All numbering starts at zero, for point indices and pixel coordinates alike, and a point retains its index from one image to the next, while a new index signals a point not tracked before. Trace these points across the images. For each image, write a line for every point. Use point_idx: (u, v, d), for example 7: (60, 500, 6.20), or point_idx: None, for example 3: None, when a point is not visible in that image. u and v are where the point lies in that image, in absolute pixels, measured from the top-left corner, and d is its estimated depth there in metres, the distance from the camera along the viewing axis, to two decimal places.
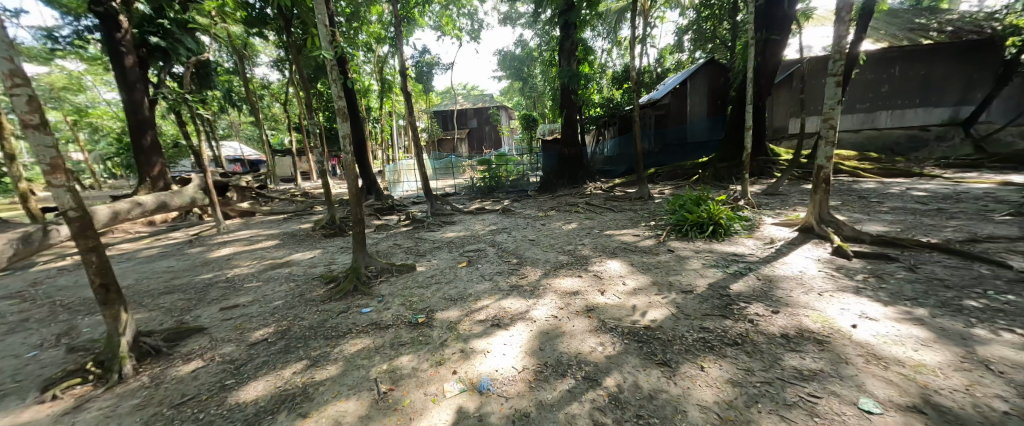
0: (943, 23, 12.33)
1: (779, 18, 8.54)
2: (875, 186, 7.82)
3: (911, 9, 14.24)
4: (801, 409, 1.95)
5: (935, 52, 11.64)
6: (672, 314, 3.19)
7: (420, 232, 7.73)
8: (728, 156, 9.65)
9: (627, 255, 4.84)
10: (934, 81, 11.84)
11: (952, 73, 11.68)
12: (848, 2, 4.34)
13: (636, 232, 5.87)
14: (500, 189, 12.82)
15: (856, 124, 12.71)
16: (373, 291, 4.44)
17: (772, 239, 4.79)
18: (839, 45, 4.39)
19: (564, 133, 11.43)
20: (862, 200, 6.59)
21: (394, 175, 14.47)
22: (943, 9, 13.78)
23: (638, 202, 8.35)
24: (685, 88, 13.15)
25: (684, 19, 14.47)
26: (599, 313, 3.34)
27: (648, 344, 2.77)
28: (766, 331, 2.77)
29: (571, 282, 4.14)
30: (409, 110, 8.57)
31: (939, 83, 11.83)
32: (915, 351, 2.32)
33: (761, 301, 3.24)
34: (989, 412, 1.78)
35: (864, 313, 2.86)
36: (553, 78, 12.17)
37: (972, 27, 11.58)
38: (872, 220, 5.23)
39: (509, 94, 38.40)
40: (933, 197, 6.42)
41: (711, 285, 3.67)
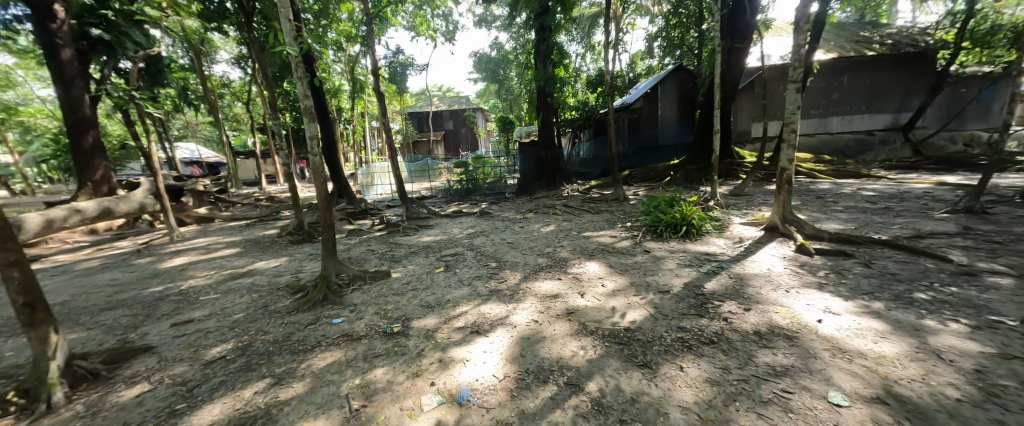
0: (883, 37, 13.48)
1: (741, 28, 8.98)
2: (830, 187, 8.37)
3: (855, 23, 15.51)
4: (777, 405, 1.99)
5: (877, 62, 12.66)
6: (651, 315, 3.22)
7: (396, 236, 7.48)
8: (698, 158, 10.05)
9: (605, 256, 4.87)
10: (876, 90, 12.88)
11: (890, 83, 12.79)
12: (805, 13, 4.61)
13: (614, 233, 5.95)
14: (477, 192, 12.67)
15: (812, 128, 13.30)
16: (345, 300, 4.22)
17: (741, 239, 4.99)
18: (798, 54, 4.65)
19: (541, 135, 11.47)
20: (819, 200, 7.02)
21: (367, 177, 13.98)
22: (883, 24, 15.09)
23: (614, 203, 8.51)
24: (656, 92, 13.58)
25: (653, 26, 14.96)
26: (580, 316, 3.33)
27: (628, 346, 2.78)
28: (740, 329, 2.85)
29: (550, 285, 4.11)
30: (382, 110, 8.27)
31: (881, 92, 12.91)
32: (875, 343, 2.46)
33: (733, 299, 3.34)
34: (944, 400, 1.90)
35: (828, 308, 3.01)
36: (529, 81, 12.21)
37: (908, 41, 12.72)
38: (829, 219, 5.58)
39: (485, 97, 38.34)
40: (880, 196, 6.96)
41: (686, 284, 3.76)
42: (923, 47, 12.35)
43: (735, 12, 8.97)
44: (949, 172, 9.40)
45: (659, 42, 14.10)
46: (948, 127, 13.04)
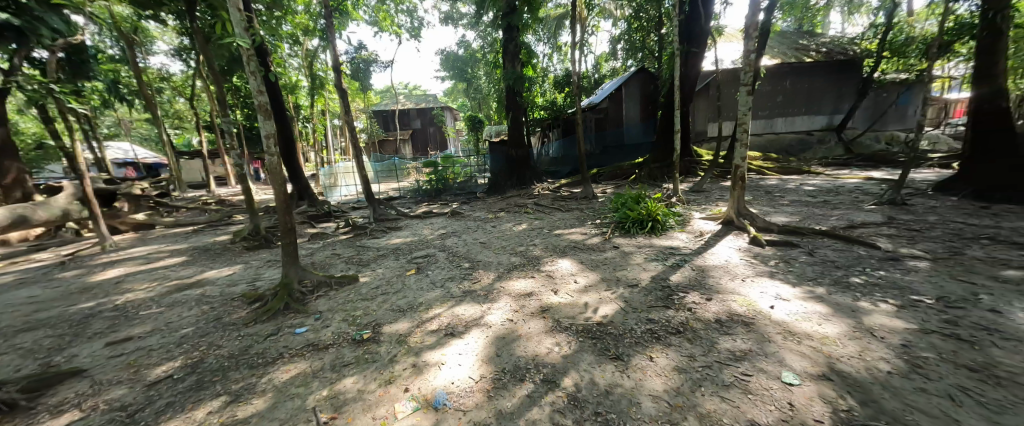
0: (819, 46, 14.83)
1: (697, 34, 9.51)
2: (777, 183, 9.09)
3: (795, 31, 16.92)
4: (738, 388, 2.14)
5: (813, 69, 13.91)
6: (622, 309, 3.33)
7: (363, 239, 7.18)
8: (661, 157, 10.53)
9: (576, 253, 4.98)
10: (813, 94, 14.16)
11: (824, 87, 14.11)
12: (754, 21, 4.95)
13: (584, 230, 6.09)
14: (448, 192, 12.48)
15: (759, 128, 14.39)
16: (309, 308, 3.99)
17: (701, 233, 5.29)
18: (749, 59, 4.99)
19: (511, 134, 11.48)
20: (768, 195, 7.61)
21: (330, 178, 13.31)
22: (818, 33, 16.60)
23: (583, 201, 8.72)
24: (620, 92, 14.03)
25: (617, 29, 15.46)
26: (554, 313, 3.38)
27: (601, 340, 2.86)
28: (703, 318, 3.02)
29: (524, 284, 4.13)
30: (345, 108, 7.89)
31: (817, 96, 14.22)
32: (820, 325, 2.71)
33: (697, 290, 3.54)
34: (877, 373, 2.13)
35: (779, 294, 3.27)
36: (497, 80, 12.18)
37: (839, 50, 14.08)
38: (777, 212, 6.06)
39: (453, 95, 37.80)
40: (819, 191, 7.66)
41: (653, 277, 3.93)
42: (851, 55, 13.72)
43: (691, 18, 9.50)
44: (874, 168, 10.54)
45: (622, 44, 14.60)
46: (872, 130, 14.63)
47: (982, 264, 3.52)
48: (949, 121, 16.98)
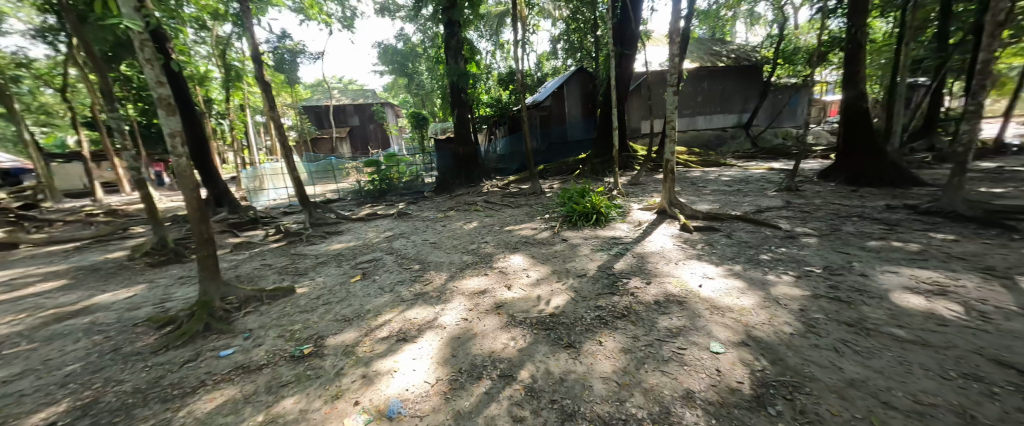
0: (729, 52, 16.80)
1: (629, 37, 10.20)
2: (701, 175, 10.17)
3: (710, 39, 18.95)
4: (675, 362, 2.37)
5: (725, 73, 15.73)
6: (572, 299, 3.48)
7: (298, 247, 6.57)
8: (602, 152, 11.15)
9: (528, 248, 5.09)
10: (725, 95, 16.03)
11: (734, 89, 16.04)
12: (676, 28, 5.44)
13: (533, 225, 6.24)
14: (393, 192, 11.91)
15: (684, 125, 15.92)
16: (236, 326, 3.55)
17: (640, 222, 5.73)
18: (673, 62, 5.49)
19: (457, 132, 11.30)
20: (694, 186, 8.47)
21: (255, 181, 11.94)
22: (728, 42, 18.78)
23: (532, 197, 8.92)
24: (562, 90, 14.54)
25: (556, 29, 15.97)
26: (508, 308, 3.42)
27: (554, 330, 2.96)
28: (644, 301, 3.28)
29: (477, 281, 4.11)
30: (269, 103, 7.11)
31: (728, 97, 16.16)
32: (738, 298, 3.11)
33: (638, 275, 3.83)
34: (782, 335, 2.52)
35: (706, 274, 3.68)
36: (441, 76, 11.89)
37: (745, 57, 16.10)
38: (701, 201, 6.78)
39: (393, 91, 36.03)
40: (734, 180, 8.73)
41: (600, 267, 4.16)
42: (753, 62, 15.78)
43: (623, 22, 10.11)
44: (775, 160, 12.31)
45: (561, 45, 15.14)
46: (770, 127, 17.09)
47: (853, 237, 4.31)
48: (826, 120, 20.38)
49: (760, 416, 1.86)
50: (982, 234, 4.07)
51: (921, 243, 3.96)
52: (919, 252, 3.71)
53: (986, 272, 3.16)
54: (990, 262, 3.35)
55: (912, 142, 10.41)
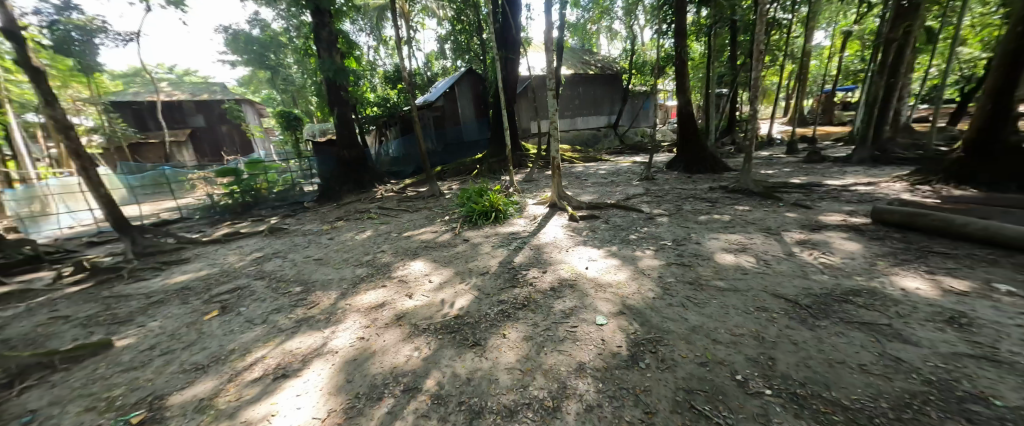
0: (597, 62, 19.33)
1: (511, 42, 10.77)
2: (583, 169, 11.47)
3: (581, 49, 21.48)
4: (569, 339, 2.63)
5: (595, 80, 18.06)
6: (476, 297, 3.52)
7: (117, 287, 4.95)
8: (497, 152, 11.58)
9: (428, 252, 4.92)
10: (597, 99, 18.43)
11: (603, 94, 18.58)
12: (550, 37, 5.99)
13: (434, 229, 6.07)
14: (262, 206, 10.10)
15: (566, 126, 17.68)
16: (4, 412, 2.48)
17: (534, 217, 6.15)
18: (550, 69, 6.02)
19: (339, 133, 10.18)
20: (578, 179, 9.50)
21: (31, 203, 8.65)
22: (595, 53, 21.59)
23: (431, 199, 8.68)
24: (454, 92, 14.50)
25: (442, 29, 15.80)
26: (410, 317, 3.25)
27: (459, 332, 2.94)
28: (541, 288, 3.55)
29: (374, 295, 3.78)
30: (44, 96, 5.16)
31: (599, 101, 18.61)
32: (616, 274, 3.63)
33: (535, 266, 4.11)
34: (648, 301, 3.04)
35: (590, 257, 4.17)
36: (313, 71, 10.52)
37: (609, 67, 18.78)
38: (584, 193, 7.66)
39: (252, 87, 30.31)
40: (609, 173, 10.12)
41: (501, 262, 4.32)
42: (615, 72, 18.53)
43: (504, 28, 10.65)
44: (637, 154, 14.76)
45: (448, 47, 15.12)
46: (632, 127, 20.35)
47: (690, 214, 5.47)
48: (670, 121, 25.38)
49: (635, 372, 2.21)
50: (763, 204, 5.66)
51: (731, 214, 5.28)
52: (731, 221, 4.94)
53: (766, 231, 4.41)
54: (768, 224, 4.70)
55: (722, 138, 13.75)
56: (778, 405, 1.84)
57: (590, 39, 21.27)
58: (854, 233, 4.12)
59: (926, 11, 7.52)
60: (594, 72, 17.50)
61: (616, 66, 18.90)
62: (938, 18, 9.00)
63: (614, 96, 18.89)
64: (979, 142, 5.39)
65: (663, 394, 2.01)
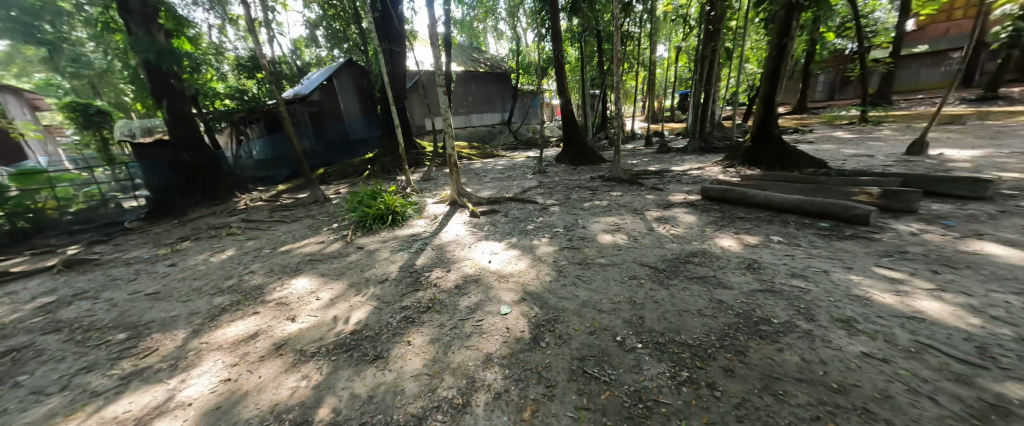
0: (486, 60, 19.81)
1: (394, 33, 10.19)
2: (481, 166, 11.69)
3: (470, 47, 21.69)
4: (475, 333, 2.67)
5: (486, 77, 18.52)
6: (375, 308, 3.24)
7: None
8: (389, 151, 10.92)
9: (315, 266, 4.33)
10: (489, 96, 18.97)
11: (495, 92, 19.22)
12: (434, 33, 5.86)
13: (319, 239, 5.35)
14: (45, 235, 7.15)
15: (461, 123, 17.68)
16: None
17: (435, 216, 6.00)
18: (438, 64, 5.90)
19: (172, 131, 8.17)
20: (477, 176, 9.64)
21: None
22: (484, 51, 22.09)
23: (313, 206, 7.65)
24: (333, 85, 13.16)
25: (311, 13, 13.88)
26: (294, 344, 2.79)
27: (357, 348, 2.67)
28: (446, 288, 3.50)
29: (242, 325, 3.12)
30: None
31: (492, 99, 19.19)
32: (516, 264, 3.84)
33: (438, 266, 4.03)
34: (546, 286, 3.29)
35: (493, 250, 4.30)
36: (122, 52, 8.07)
37: (498, 66, 19.48)
38: (483, 188, 7.82)
39: None
40: (506, 168, 10.57)
41: (401, 267, 4.09)
42: (504, 70, 19.35)
43: (385, 17, 9.90)
44: (530, 149, 15.80)
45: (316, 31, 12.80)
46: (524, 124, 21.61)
47: (577, 202, 6.13)
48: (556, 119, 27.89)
49: (537, 352, 2.39)
50: (631, 189, 6.72)
51: (608, 200, 6.12)
52: (608, 206, 5.72)
53: (634, 212, 5.25)
54: (635, 206, 5.60)
55: (598, 133, 15.76)
56: (647, 354, 2.24)
57: (477, 36, 21.57)
58: (692, 207, 5.26)
59: (723, 35, 9.96)
60: (484, 70, 17.92)
61: (505, 66, 19.74)
62: (730, 41, 12.03)
63: (505, 94, 19.78)
64: (758, 135, 7.42)
65: (562, 367, 2.22)
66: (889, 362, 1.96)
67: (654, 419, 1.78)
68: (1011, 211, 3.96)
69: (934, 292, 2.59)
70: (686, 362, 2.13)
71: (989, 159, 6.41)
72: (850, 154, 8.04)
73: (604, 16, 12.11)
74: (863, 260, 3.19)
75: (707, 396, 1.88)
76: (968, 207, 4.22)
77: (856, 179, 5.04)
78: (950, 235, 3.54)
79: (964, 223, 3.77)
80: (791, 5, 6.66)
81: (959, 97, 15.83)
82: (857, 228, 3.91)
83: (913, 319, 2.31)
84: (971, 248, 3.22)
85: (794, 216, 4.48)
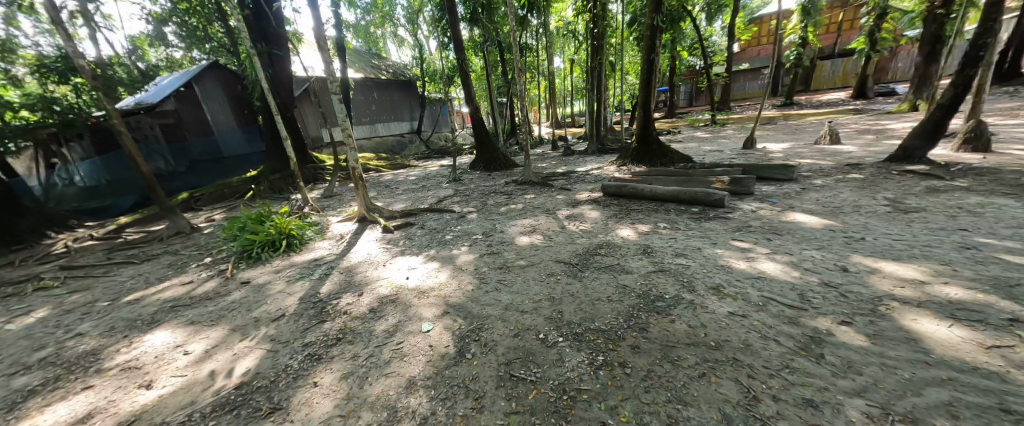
0: (387, 66, 18.85)
1: (273, 34, 8.95)
2: (392, 177, 11.03)
3: (366, 51, 20.33)
4: (395, 359, 2.45)
5: (389, 84, 17.62)
6: (269, 352, 2.71)
7: None
8: (278, 167, 9.59)
9: (180, 314, 3.49)
10: (393, 104, 18.09)
11: (399, 100, 18.44)
12: (322, 35, 5.30)
13: (186, 280, 4.34)
14: None
15: (367, 133, 16.48)
16: None
17: (341, 236, 5.43)
18: (330, 70, 5.33)
19: None
20: (388, 188, 9.06)
21: None
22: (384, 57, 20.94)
23: (176, 239, 6.22)
24: (193, 93, 11.04)
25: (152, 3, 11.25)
26: (152, 416, 2.15)
27: (245, 403, 2.18)
28: (358, 314, 3.14)
29: (63, 408, 2.30)
30: None
31: (397, 107, 18.36)
32: (436, 276, 3.72)
33: (347, 292, 3.61)
34: (470, 296, 3.24)
35: (410, 266, 4.07)
36: None
37: (401, 73, 18.70)
38: (395, 201, 7.38)
39: None
40: (419, 178, 10.18)
41: (302, 298, 3.55)
42: (407, 78, 18.66)
43: (258, 15, 8.64)
44: (443, 158, 15.57)
45: (164, 27, 10.43)
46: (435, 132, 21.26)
47: (493, 207, 6.22)
48: (466, 127, 28.07)
49: (464, 365, 2.31)
50: (543, 191, 7.13)
51: (522, 203, 6.34)
52: (523, 209, 5.93)
53: (547, 212, 5.55)
54: (548, 207, 5.91)
55: (509, 139, 16.32)
56: (567, 347, 2.35)
57: (374, 41, 20.40)
58: (596, 204, 5.77)
59: (606, 50, 11.27)
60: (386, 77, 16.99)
61: (408, 73, 19.06)
62: (612, 56, 13.74)
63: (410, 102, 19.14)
64: (641, 136, 8.56)
65: (489, 375, 2.19)
66: (747, 317, 2.43)
67: (578, 407, 1.87)
68: (808, 188, 5.34)
69: (770, 255, 3.32)
70: (601, 347, 2.31)
71: (791, 150, 8.58)
72: (708, 150, 9.89)
73: (502, 27, 12.65)
74: (724, 236, 3.92)
75: (620, 374, 2.06)
76: (784, 187, 5.55)
77: (714, 171, 6.21)
78: (775, 209, 4.61)
79: (783, 199, 4.95)
80: (654, 27, 7.89)
81: (770, 104, 20.89)
82: (717, 210, 4.80)
83: (758, 279, 2.92)
84: (788, 218, 4.24)
85: (673, 204, 5.29)
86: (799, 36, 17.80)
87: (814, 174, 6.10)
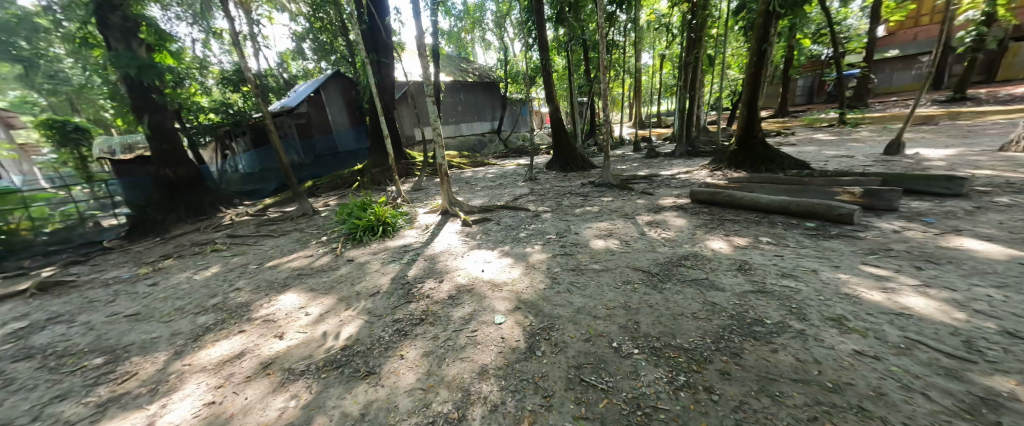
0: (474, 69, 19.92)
1: (382, 45, 10.18)
2: (472, 174, 11.67)
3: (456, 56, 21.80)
4: (470, 346, 2.60)
5: (474, 86, 18.65)
6: (366, 322, 3.11)
7: None
8: (379, 162, 10.90)
9: (303, 281, 4.23)
10: (476, 105, 19.09)
11: (482, 101, 19.39)
12: (424, 44, 5.84)
13: (307, 253, 5.23)
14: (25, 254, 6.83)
15: (451, 132, 17.73)
16: None
17: (426, 226, 5.95)
18: (428, 74, 5.86)
19: (155, 148, 7.98)
20: (468, 185, 9.62)
21: None
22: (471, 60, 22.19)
23: (302, 220, 7.53)
24: (320, 98, 13.26)
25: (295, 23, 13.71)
26: (282, 362, 2.65)
27: (348, 364, 2.54)
28: (438, 299, 3.42)
29: (226, 344, 2.98)
30: None
31: (480, 107, 19.33)
32: (510, 271, 3.85)
33: (431, 277, 3.96)
34: (542, 294, 3.27)
35: (487, 259, 4.26)
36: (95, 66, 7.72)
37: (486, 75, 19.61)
38: (475, 197, 7.82)
39: None
40: (497, 176, 10.59)
41: (392, 280, 3.99)
42: (491, 80, 19.49)
43: (372, 29, 9.92)
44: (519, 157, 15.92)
45: (302, 43, 12.67)
46: (514, 132, 21.84)
47: (569, 208, 6.15)
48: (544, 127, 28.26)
49: (534, 361, 2.34)
50: (622, 194, 6.82)
51: (599, 205, 6.16)
52: (600, 211, 5.76)
53: (626, 217, 5.30)
54: (626, 210, 5.65)
55: (587, 140, 15.96)
56: (644, 360, 2.22)
57: (464, 46, 21.81)
58: (682, 211, 5.31)
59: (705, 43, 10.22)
60: (472, 79, 18.01)
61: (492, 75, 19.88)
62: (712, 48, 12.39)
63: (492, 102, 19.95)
64: (743, 138, 7.59)
65: (558, 376, 2.19)
66: (880, 360, 1.99)
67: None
68: (984, 208, 4.10)
69: (919, 288, 2.65)
70: (682, 366, 2.12)
71: (960, 157, 6.69)
72: (831, 155, 8.31)
73: (589, 25, 12.41)
74: (849, 259, 3.26)
75: (706, 400, 1.86)
76: (946, 205, 4.35)
77: (839, 179, 5.19)
78: (929, 231, 3.66)
79: (943, 220, 3.90)
80: (768, 13, 6.91)
81: (928, 99, 16.60)
82: (841, 227, 4.01)
83: (901, 316, 2.35)
84: (950, 244, 3.32)
85: (781, 217, 4.58)
86: (983, 11, 13.75)
87: (997, 190, 4.66)
